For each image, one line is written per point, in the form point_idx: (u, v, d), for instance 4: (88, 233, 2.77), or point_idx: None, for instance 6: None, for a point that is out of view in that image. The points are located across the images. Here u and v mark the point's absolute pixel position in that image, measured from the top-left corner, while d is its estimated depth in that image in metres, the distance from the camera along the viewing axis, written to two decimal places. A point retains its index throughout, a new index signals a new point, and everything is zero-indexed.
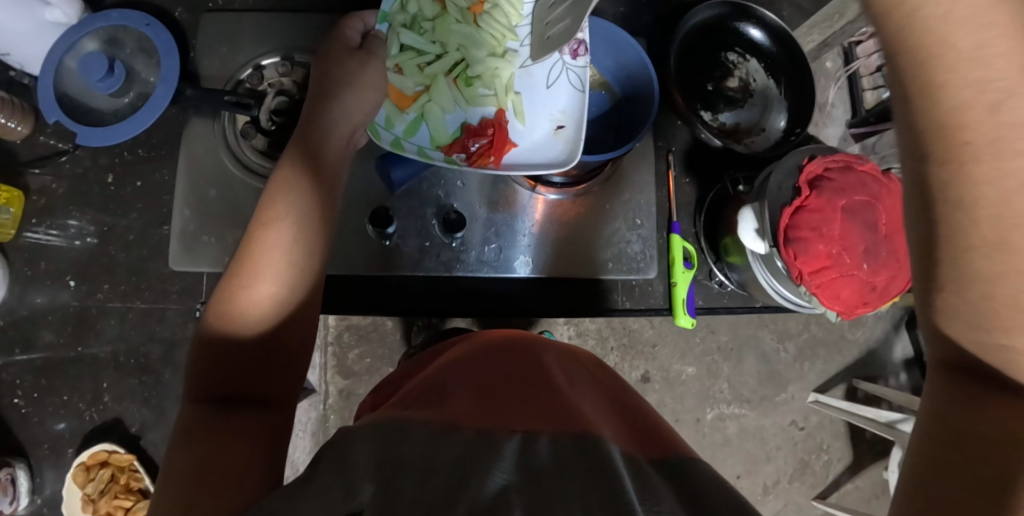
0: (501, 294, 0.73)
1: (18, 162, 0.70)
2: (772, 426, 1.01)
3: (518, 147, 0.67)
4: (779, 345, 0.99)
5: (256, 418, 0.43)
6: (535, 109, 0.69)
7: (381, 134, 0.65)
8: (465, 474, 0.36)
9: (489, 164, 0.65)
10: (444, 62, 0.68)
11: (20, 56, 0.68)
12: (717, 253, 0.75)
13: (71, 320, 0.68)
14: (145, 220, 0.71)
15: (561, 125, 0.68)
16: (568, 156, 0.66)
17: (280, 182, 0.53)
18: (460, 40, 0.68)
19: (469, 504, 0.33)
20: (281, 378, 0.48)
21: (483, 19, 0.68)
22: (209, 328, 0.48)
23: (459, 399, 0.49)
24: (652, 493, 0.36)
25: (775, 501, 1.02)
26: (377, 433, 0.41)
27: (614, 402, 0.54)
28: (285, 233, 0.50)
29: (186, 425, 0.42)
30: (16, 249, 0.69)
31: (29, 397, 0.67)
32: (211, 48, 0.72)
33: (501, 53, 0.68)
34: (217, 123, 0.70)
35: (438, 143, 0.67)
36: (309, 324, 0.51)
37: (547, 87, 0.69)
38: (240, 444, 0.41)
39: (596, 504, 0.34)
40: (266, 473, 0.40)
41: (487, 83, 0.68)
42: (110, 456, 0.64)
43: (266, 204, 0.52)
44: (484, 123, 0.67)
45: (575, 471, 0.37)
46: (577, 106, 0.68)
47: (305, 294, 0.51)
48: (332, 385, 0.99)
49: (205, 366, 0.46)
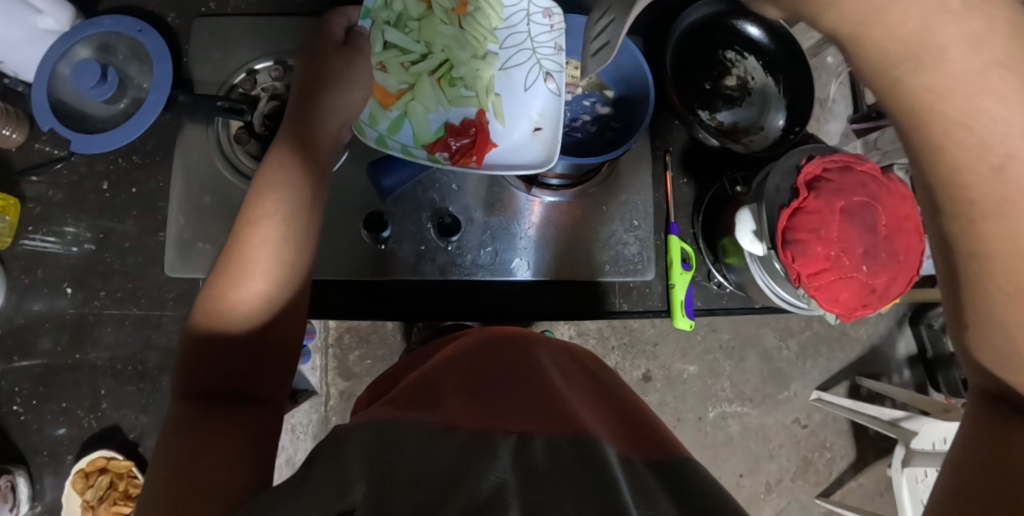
0: (499, 295, 0.73)
1: (13, 170, 0.70)
2: (775, 425, 1.01)
3: (497, 148, 0.67)
4: (780, 343, 0.99)
5: (246, 418, 0.43)
6: (515, 111, 0.68)
7: (365, 131, 0.65)
8: (462, 474, 0.36)
9: (471, 164, 0.65)
10: (427, 62, 0.67)
11: (14, 64, 0.68)
12: (716, 254, 0.74)
13: (69, 327, 0.68)
14: (142, 227, 0.70)
15: (539, 127, 0.68)
16: (545, 159, 0.65)
17: (268, 177, 0.52)
18: (444, 42, 0.68)
19: (463, 503, 0.33)
20: (269, 378, 0.47)
21: (467, 21, 0.68)
22: (198, 326, 0.47)
23: (452, 399, 0.49)
24: (646, 496, 0.35)
25: (778, 500, 1.02)
26: (371, 433, 0.41)
27: (611, 402, 0.53)
28: (274, 231, 0.50)
29: (174, 423, 0.42)
30: (14, 257, 0.69)
31: (28, 403, 0.67)
32: (203, 54, 0.72)
33: (483, 55, 0.68)
34: (210, 129, 0.70)
35: (421, 142, 0.66)
36: (295, 323, 0.51)
37: (524, 90, 0.68)
38: (231, 445, 0.41)
39: (590, 505, 0.33)
40: (255, 475, 0.40)
41: (469, 84, 0.68)
42: (109, 462, 0.64)
43: (254, 200, 0.51)
44: (466, 123, 0.66)
45: (566, 474, 0.37)
46: (555, 109, 0.67)
47: (293, 293, 0.50)
48: (333, 386, 0.99)
49: (194, 364, 0.46)
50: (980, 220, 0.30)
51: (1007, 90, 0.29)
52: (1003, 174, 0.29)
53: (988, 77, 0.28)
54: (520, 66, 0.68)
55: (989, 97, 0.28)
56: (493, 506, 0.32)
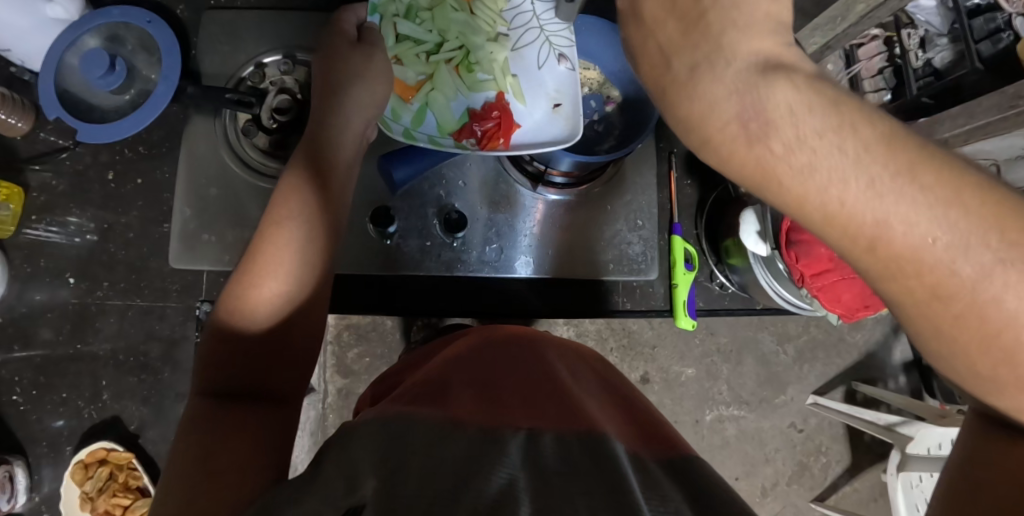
0: (501, 292, 0.74)
1: (18, 159, 0.70)
2: (771, 428, 1.01)
3: (522, 128, 0.67)
4: (779, 348, 0.99)
5: (261, 418, 0.43)
6: (534, 90, 0.68)
7: (391, 127, 0.65)
8: (473, 472, 0.36)
9: (499, 146, 0.66)
10: (444, 51, 0.68)
11: (21, 52, 0.67)
12: (719, 255, 0.75)
13: (70, 317, 0.68)
14: (145, 218, 0.70)
15: (559, 102, 0.68)
16: (570, 133, 0.66)
17: (288, 181, 0.52)
18: (458, 28, 0.68)
19: (471, 502, 0.32)
20: (288, 376, 0.47)
21: (477, 6, 0.69)
22: (218, 326, 0.47)
23: (463, 395, 0.49)
24: (659, 494, 0.35)
25: (774, 503, 1.02)
26: (379, 431, 0.40)
27: (621, 402, 0.53)
28: (295, 232, 0.49)
29: (191, 420, 0.42)
30: (16, 246, 0.69)
31: (28, 394, 0.66)
32: (211, 46, 0.72)
33: (494, 38, 0.69)
34: (218, 121, 0.70)
35: (446, 130, 0.67)
36: (316, 323, 0.50)
37: (539, 68, 0.69)
38: (247, 446, 0.40)
39: (602, 503, 0.33)
40: (269, 472, 0.40)
41: (486, 68, 0.68)
42: (109, 454, 0.64)
43: (277, 202, 0.51)
44: (488, 107, 0.67)
45: (578, 472, 0.37)
46: (572, 84, 0.68)
47: (313, 294, 0.50)
48: (331, 384, 0.99)
49: (215, 362, 0.46)
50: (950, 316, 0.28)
51: (861, 192, 0.27)
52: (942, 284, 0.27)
53: (835, 194, 0.28)
54: (531, 46, 0.69)
55: (840, 203, 0.28)
56: (503, 504, 0.32)
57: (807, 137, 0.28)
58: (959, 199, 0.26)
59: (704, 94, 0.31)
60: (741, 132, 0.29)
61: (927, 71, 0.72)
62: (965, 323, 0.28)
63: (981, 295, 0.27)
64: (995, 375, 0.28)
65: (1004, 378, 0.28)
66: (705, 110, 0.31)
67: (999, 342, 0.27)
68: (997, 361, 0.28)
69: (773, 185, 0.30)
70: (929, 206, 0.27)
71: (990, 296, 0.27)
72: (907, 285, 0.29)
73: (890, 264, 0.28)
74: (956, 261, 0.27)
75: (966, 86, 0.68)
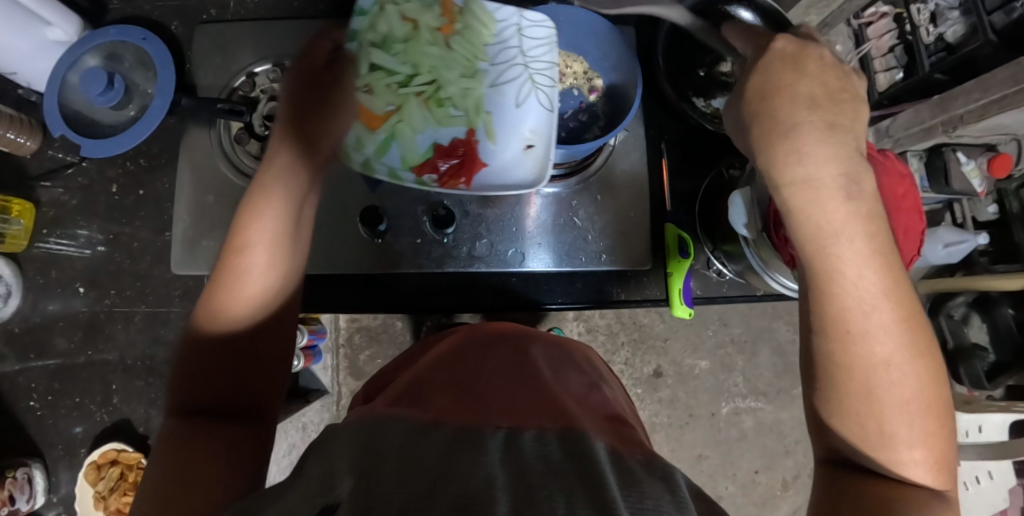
0: (495, 287, 0.75)
1: (28, 177, 0.73)
2: (790, 420, 0.99)
3: (487, 166, 0.67)
4: (795, 336, 0.97)
5: (236, 431, 0.44)
6: (506, 128, 0.67)
7: (351, 156, 0.64)
8: (448, 471, 0.35)
9: (460, 186, 0.66)
10: (415, 84, 0.66)
11: (27, 75, 0.71)
12: (715, 242, 0.74)
13: (82, 325, 0.71)
14: (149, 228, 0.73)
15: (531, 144, 0.67)
16: (536, 179, 0.66)
17: (263, 189, 0.50)
18: (431, 63, 0.67)
19: (450, 501, 0.32)
20: (262, 383, 0.48)
21: (455, 41, 0.67)
22: (193, 337, 0.47)
23: (443, 395, 0.49)
24: (638, 490, 0.35)
25: (795, 497, 0.99)
26: (359, 431, 0.41)
27: (595, 395, 0.53)
28: (269, 244, 0.49)
29: (171, 433, 0.43)
30: (29, 258, 0.72)
31: (44, 399, 0.69)
32: (204, 59, 0.74)
33: (471, 74, 0.68)
34: (212, 131, 0.72)
35: (409, 164, 0.65)
36: (284, 339, 0.50)
37: (517, 107, 0.67)
38: (216, 460, 0.41)
39: (583, 502, 0.32)
40: (245, 480, 0.41)
41: (457, 104, 0.67)
42: (120, 455, 0.66)
43: (246, 217, 0.49)
44: (455, 144, 0.66)
45: (559, 470, 0.36)
46: (547, 126, 0.66)
47: (284, 308, 0.50)
48: (345, 386, 1.01)
49: (192, 372, 0.46)
50: (858, 343, 0.35)
51: (873, 268, 0.35)
52: (871, 316, 0.35)
53: (868, 264, 0.35)
54: (511, 82, 0.67)
55: (871, 270, 0.35)
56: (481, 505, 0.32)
57: (874, 216, 0.35)
58: (916, 302, 0.36)
59: (825, 147, 0.34)
60: (842, 185, 0.35)
61: (939, 46, 0.70)
62: (889, 388, 0.35)
63: (907, 371, 0.35)
64: (891, 433, 0.35)
65: (897, 435, 0.35)
66: (825, 158, 0.34)
67: (903, 407, 0.35)
68: (902, 420, 0.35)
69: (831, 234, 0.35)
70: (902, 295, 0.36)
71: (904, 371, 0.35)
72: (866, 349, 0.35)
73: (869, 327, 0.35)
74: (904, 340, 0.35)
75: (980, 59, 0.66)
